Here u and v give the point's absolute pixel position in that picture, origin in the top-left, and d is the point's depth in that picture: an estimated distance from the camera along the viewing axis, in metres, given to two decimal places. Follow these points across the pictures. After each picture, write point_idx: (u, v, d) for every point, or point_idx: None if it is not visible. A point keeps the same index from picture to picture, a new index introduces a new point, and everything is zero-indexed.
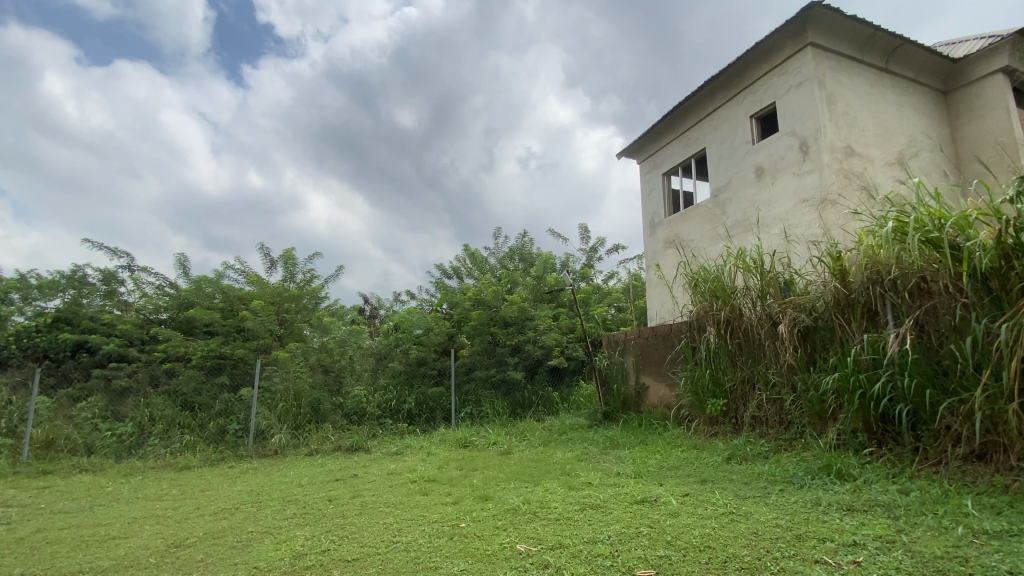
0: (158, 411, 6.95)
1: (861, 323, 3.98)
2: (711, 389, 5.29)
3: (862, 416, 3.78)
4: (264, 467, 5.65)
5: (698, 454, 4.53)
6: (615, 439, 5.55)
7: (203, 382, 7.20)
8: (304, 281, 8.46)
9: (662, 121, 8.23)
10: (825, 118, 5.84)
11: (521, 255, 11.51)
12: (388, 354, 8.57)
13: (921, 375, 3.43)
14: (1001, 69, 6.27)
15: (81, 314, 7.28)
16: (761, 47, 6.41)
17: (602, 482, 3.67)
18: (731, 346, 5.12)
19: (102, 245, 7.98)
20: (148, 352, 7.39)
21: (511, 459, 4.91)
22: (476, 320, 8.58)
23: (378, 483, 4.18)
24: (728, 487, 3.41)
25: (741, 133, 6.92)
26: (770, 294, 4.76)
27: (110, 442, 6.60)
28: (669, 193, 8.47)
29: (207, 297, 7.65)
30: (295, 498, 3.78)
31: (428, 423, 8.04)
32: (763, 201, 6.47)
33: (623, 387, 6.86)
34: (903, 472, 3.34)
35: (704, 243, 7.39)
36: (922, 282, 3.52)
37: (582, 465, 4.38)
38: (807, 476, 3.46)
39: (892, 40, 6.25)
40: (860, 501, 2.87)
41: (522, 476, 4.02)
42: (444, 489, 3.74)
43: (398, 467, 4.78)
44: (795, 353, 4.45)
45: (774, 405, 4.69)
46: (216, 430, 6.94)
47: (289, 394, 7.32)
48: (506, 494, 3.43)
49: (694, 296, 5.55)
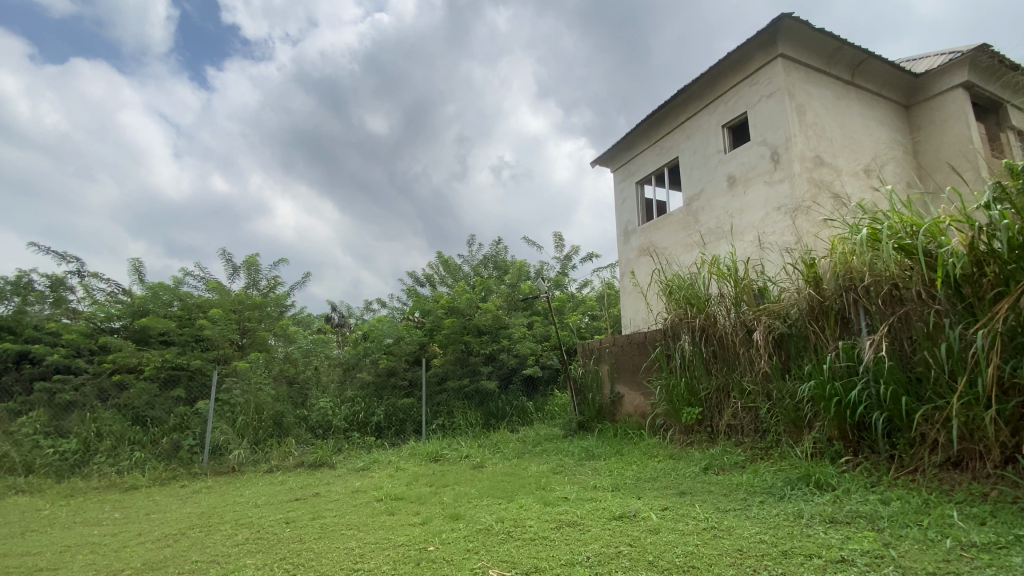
0: (106, 426, 6.45)
1: (835, 330, 3.98)
2: (686, 397, 5.21)
3: (838, 424, 3.74)
4: (220, 486, 5.28)
5: (675, 464, 4.44)
6: (590, 450, 5.41)
7: (156, 395, 6.72)
8: (268, 288, 8.10)
9: (635, 129, 8.25)
10: (795, 128, 5.93)
11: (494, 263, 11.34)
12: (356, 364, 8.24)
13: (896, 383, 3.42)
14: (960, 84, 6.53)
15: (24, 323, 6.76)
16: (732, 58, 6.49)
17: (579, 497, 3.51)
18: (706, 353, 5.07)
19: (48, 249, 7.43)
20: (97, 363, 6.87)
21: (483, 473, 4.71)
22: (449, 329, 8.33)
23: (341, 502, 3.91)
24: (707, 500, 3.30)
25: (714, 142, 6.98)
26: (745, 301, 4.74)
27: (51, 460, 6.10)
28: (642, 201, 8.49)
29: (163, 305, 7.19)
30: (249, 521, 3.48)
31: (397, 436, 7.74)
32: (736, 209, 6.52)
33: (597, 396, 6.75)
34: (880, 480, 3.32)
35: (677, 250, 7.41)
36: (895, 289, 3.54)
37: (557, 479, 4.21)
38: (786, 486, 3.39)
39: (857, 54, 6.42)
40: (842, 513, 2.81)
41: (496, 492, 3.81)
42: (413, 508, 3.50)
43: (363, 485, 4.50)
44: (770, 361, 4.42)
45: (750, 413, 4.64)
46: (169, 446, 6.49)
47: (249, 407, 6.92)
48: (477, 513, 3.23)
49: (669, 303, 5.50)
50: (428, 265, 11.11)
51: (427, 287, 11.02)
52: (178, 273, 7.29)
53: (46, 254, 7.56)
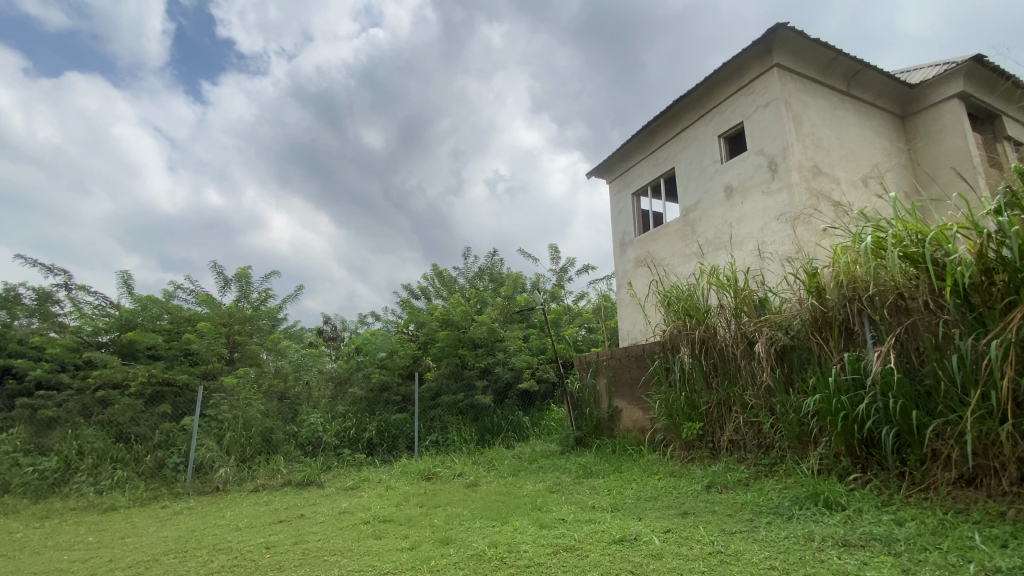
0: (88, 444, 6.21)
1: (839, 341, 3.86)
2: (686, 412, 5.05)
3: (845, 439, 3.60)
4: (203, 506, 5.06)
5: (676, 482, 4.27)
6: (588, 467, 5.24)
7: (141, 411, 6.49)
8: (259, 301, 7.92)
9: (630, 140, 8.20)
10: (792, 137, 5.89)
11: (490, 275, 11.22)
12: (348, 379, 8.07)
13: (905, 397, 3.30)
14: (955, 95, 6.54)
15: (8, 337, 6.57)
16: (727, 68, 6.47)
17: (576, 519, 3.34)
18: (706, 366, 4.93)
19: (36, 262, 7.25)
20: (82, 378, 6.64)
21: (477, 493, 4.52)
22: (443, 341, 8.17)
23: (325, 525, 3.72)
24: (711, 521, 3.14)
25: (710, 152, 6.92)
26: (745, 312, 4.61)
27: (29, 479, 5.87)
28: (638, 213, 8.42)
29: (152, 319, 7.01)
30: (227, 546, 3.28)
31: (389, 453, 7.54)
32: (733, 219, 6.44)
33: (595, 411, 6.58)
34: (892, 499, 3.19)
35: (675, 262, 7.32)
36: (900, 299, 3.43)
37: (553, 499, 4.02)
38: (793, 506, 3.23)
39: (852, 64, 6.41)
40: (855, 535, 2.66)
41: (489, 514, 3.63)
42: (402, 531, 3.31)
43: (351, 506, 4.30)
44: (772, 374, 4.29)
45: (752, 428, 4.49)
46: (153, 464, 6.27)
47: (238, 423, 6.68)
48: (469, 537, 3.06)
49: (668, 315, 5.35)
50: (422, 277, 10.99)
51: (421, 300, 10.89)
52: (168, 285, 7.12)
53: (34, 267, 7.37)
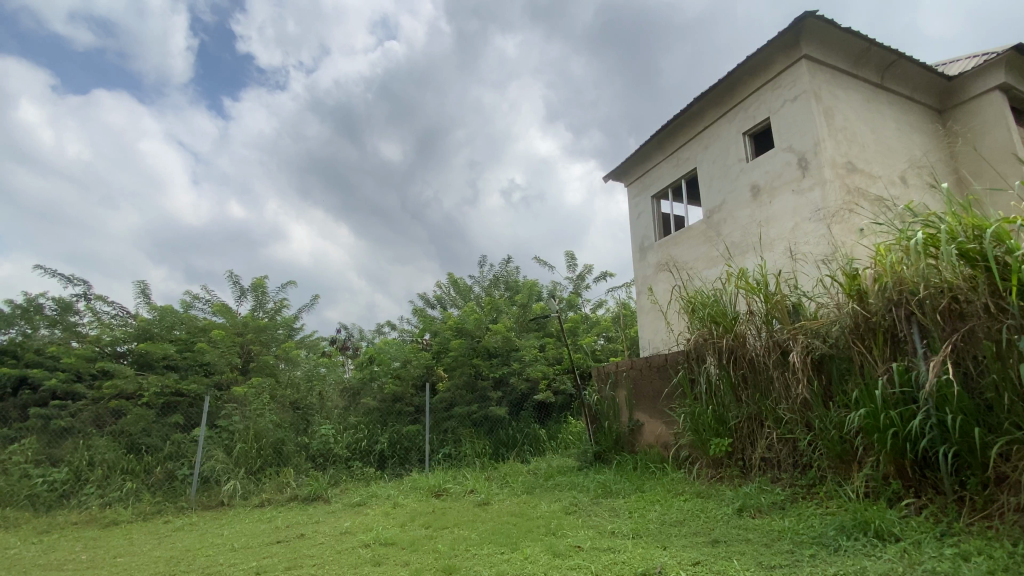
0: (99, 455, 6.10)
1: (884, 350, 3.45)
2: (714, 427, 4.68)
3: (895, 459, 3.23)
4: (204, 522, 4.88)
5: (703, 504, 3.92)
6: (608, 485, 4.90)
7: (153, 422, 6.39)
8: (274, 310, 7.84)
9: (650, 141, 7.90)
10: (823, 132, 5.53)
11: (506, 283, 10.97)
12: (362, 389, 7.88)
13: (963, 412, 2.93)
14: (997, 87, 6.10)
15: (28, 346, 6.54)
16: (751, 62, 6.16)
17: (594, 546, 3.04)
18: (735, 377, 4.56)
19: (57, 273, 7.29)
20: (96, 388, 6.59)
21: (487, 512, 4.24)
22: (456, 351, 7.89)
23: (323, 547, 3.48)
24: (746, 552, 2.80)
25: (734, 151, 6.59)
26: (777, 319, 4.23)
27: (38, 491, 5.73)
28: (658, 216, 8.10)
29: (167, 328, 6.96)
30: (214, 572, 3.06)
31: (400, 467, 7.29)
32: (761, 220, 6.08)
33: (614, 424, 6.23)
34: (951, 527, 2.82)
35: (699, 265, 6.97)
36: (954, 302, 3.05)
37: (570, 522, 3.71)
38: (839, 536, 2.87)
39: (886, 55, 6.05)
40: (915, 572, 2.30)
41: (498, 538, 3.34)
42: (402, 557, 3.05)
43: (354, 525, 4.07)
44: (809, 386, 3.91)
45: (787, 445, 4.12)
46: (162, 476, 6.14)
47: (247, 435, 6.53)
48: (473, 565, 2.78)
49: (692, 322, 5.00)
50: (437, 285, 10.80)
51: (437, 309, 10.68)
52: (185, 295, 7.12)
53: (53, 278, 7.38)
